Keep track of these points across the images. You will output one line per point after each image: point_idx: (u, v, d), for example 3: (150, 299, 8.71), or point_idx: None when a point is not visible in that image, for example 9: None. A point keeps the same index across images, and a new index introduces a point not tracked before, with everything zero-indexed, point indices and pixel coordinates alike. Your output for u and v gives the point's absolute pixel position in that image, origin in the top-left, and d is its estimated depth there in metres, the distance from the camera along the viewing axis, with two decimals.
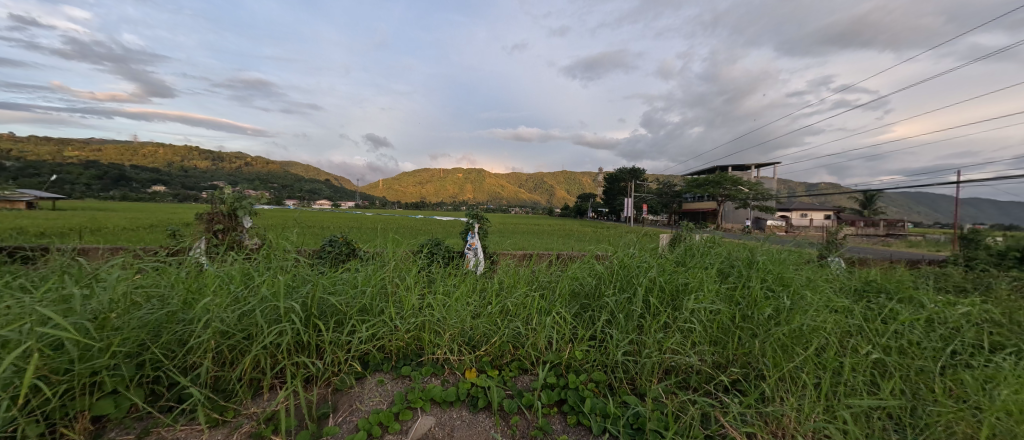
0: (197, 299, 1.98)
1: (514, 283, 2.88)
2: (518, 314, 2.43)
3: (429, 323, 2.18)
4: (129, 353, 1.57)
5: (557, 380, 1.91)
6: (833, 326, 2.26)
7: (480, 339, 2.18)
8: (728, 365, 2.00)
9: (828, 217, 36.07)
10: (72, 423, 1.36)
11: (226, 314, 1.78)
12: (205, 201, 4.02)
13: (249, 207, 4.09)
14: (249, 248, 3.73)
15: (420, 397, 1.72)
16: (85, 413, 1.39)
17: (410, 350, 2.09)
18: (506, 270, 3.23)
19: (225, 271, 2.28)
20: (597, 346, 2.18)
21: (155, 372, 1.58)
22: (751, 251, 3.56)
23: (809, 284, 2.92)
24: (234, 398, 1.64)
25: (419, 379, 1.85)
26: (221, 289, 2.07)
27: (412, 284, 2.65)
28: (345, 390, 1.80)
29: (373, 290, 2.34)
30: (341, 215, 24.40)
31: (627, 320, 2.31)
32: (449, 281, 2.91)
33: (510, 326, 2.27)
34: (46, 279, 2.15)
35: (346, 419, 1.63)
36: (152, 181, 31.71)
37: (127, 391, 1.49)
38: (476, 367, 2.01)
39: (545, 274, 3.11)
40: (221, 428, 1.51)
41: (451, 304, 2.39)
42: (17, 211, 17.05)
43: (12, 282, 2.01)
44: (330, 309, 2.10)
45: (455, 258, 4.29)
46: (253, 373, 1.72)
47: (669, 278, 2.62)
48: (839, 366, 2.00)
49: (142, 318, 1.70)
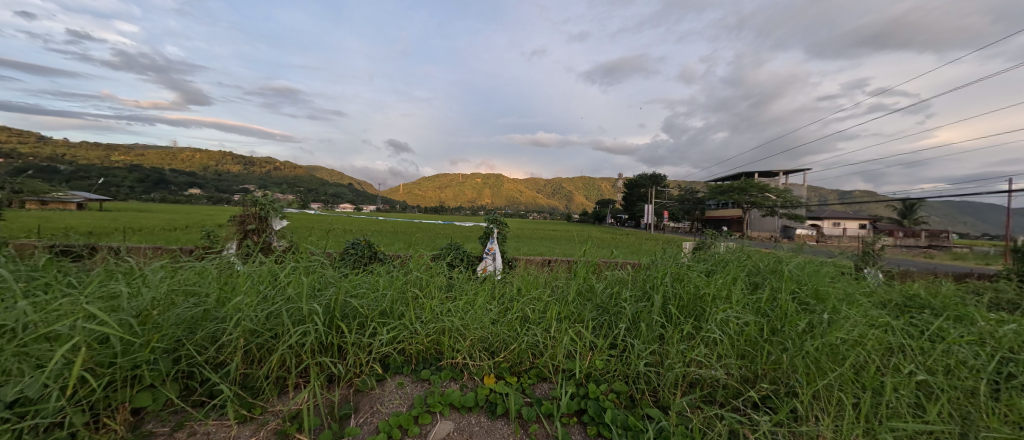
0: (228, 298, 2.06)
1: (534, 291, 2.86)
2: (536, 321, 2.41)
3: (448, 328, 2.20)
4: (169, 348, 1.65)
5: (576, 389, 1.88)
6: (869, 341, 2.14)
7: (499, 345, 2.17)
8: (757, 381, 1.92)
9: (863, 226, 34.32)
10: (114, 414, 1.44)
11: (255, 314, 1.85)
12: (238, 204, 4.21)
13: (279, 209, 4.24)
14: (278, 250, 3.87)
15: (439, 401, 1.74)
16: (126, 404, 1.47)
17: (429, 355, 2.10)
18: (525, 276, 3.22)
19: (254, 273, 2.36)
20: (618, 356, 2.12)
21: (189, 367, 1.66)
22: (781, 261, 3.41)
23: (844, 298, 2.77)
24: (261, 396, 1.69)
25: (438, 383, 1.87)
26: (251, 289, 2.14)
27: (432, 290, 2.68)
28: (366, 391, 1.82)
29: (395, 294, 2.38)
30: (365, 218, 24.97)
31: (649, 330, 2.24)
32: (468, 287, 2.91)
33: (529, 333, 2.25)
34: (95, 277, 2.30)
35: (367, 420, 1.66)
36: (188, 184, 33.37)
37: (163, 386, 1.56)
38: (494, 373, 2.00)
39: (565, 281, 3.08)
40: (249, 424, 1.56)
41: (470, 310, 2.40)
42: (66, 213, 18.13)
43: (63, 280, 2.15)
44: (353, 311, 2.14)
45: (474, 262, 4.33)
46: (279, 371, 1.77)
47: (695, 287, 2.55)
48: (878, 385, 1.87)
49: (178, 315, 1.78)
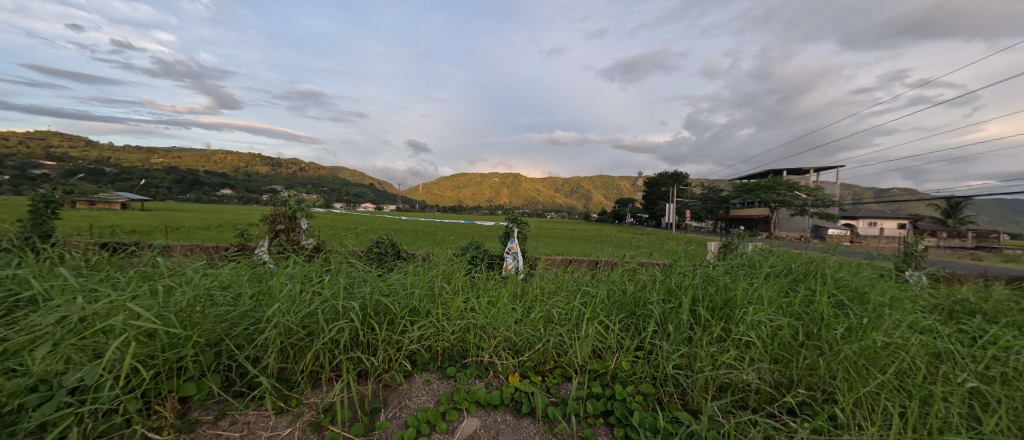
0: (264, 295, 2.15)
1: (556, 292, 2.86)
2: (561, 321, 2.40)
3: (473, 326, 2.22)
4: (213, 341, 1.74)
5: (602, 390, 1.87)
6: (915, 347, 2.02)
7: (523, 344, 2.18)
8: (792, 386, 1.85)
9: (901, 226, 32.45)
10: (163, 402, 1.53)
11: (291, 310, 1.92)
12: (269, 205, 4.37)
13: (307, 209, 4.38)
14: (306, 249, 3.99)
15: (465, 398, 1.76)
16: (174, 393, 1.56)
17: (455, 352, 2.13)
18: (547, 276, 3.22)
19: (287, 272, 2.45)
20: (644, 357, 2.09)
21: (230, 359, 1.74)
22: (815, 262, 3.27)
23: (885, 301, 2.63)
24: (296, 388, 1.76)
25: (464, 380, 1.89)
26: (285, 287, 2.23)
27: (456, 288, 2.71)
28: (394, 387, 1.86)
29: (421, 293, 2.42)
30: (386, 217, 25.45)
31: (677, 332, 2.19)
32: (491, 286, 2.93)
33: (553, 333, 2.24)
34: (142, 273, 2.44)
35: (396, 415, 1.70)
36: (220, 185, 34.95)
37: (207, 376, 1.64)
38: (520, 372, 2.01)
39: (588, 281, 3.06)
40: (285, 415, 1.63)
41: (494, 309, 2.41)
42: (110, 212, 19.31)
43: (115, 277, 2.29)
44: (381, 309, 2.19)
45: (495, 262, 4.35)
46: (312, 365, 1.83)
47: (725, 288, 2.48)
48: (926, 393, 1.77)
49: (219, 310, 1.87)
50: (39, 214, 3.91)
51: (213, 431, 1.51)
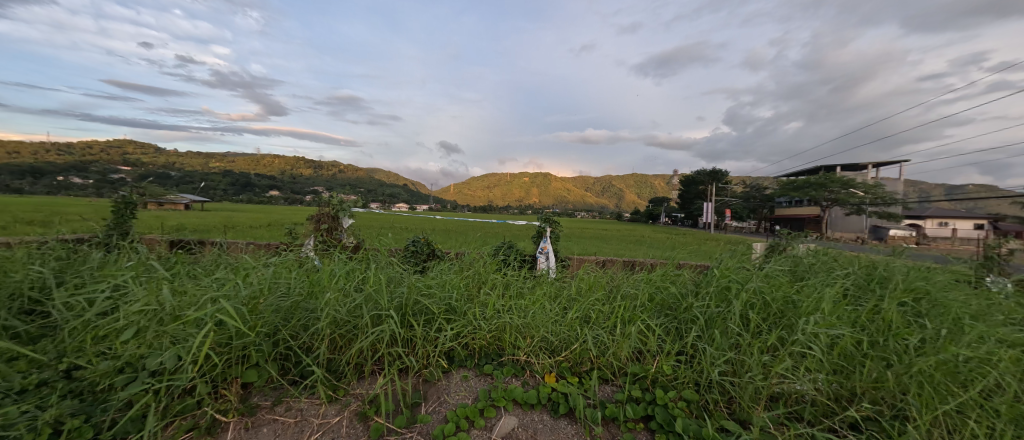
0: (314, 290, 2.28)
1: (592, 293, 2.82)
2: (597, 322, 2.37)
3: (509, 325, 2.24)
4: (270, 331, 1.87)
5: (643, 394, 1.82)
6: (1003, 363, 1.80)
7: (560, 344, 2.17)
8: (854, 400, 1.71)
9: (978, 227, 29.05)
10: (228, 386, 1.67)
11: (339, 306, 2.03)
12: (314, 205, 4.63)
13: (348, 209, 4.59)
14: (347, 247, 4.19)
15: (503, 396, 1.78)
16: (238, 379, 1.69)
17: (491, 350, 2.16)
18: (582, 277, 3.18)
19: (335, 270, 2.59)
20: (687, 362, 2.01)
21: (285, 350, 1.87)
22: (878, 266, 2.99)
23: (964, 310, 2.36)
24: (344, 379, 1.85)
25: (501, 378, 1.91)
26: (333, 284, 2.36)
27: (492, 288, 2.74)
28: (434, 382, 1.91)
29: (458, 292, 2.48)
30: (420, 217, 26.14)
31: (722, 337, 2.09)
32: (525, 286, 2.94)
33: (590, 333, 2.21)
34: (207, 268, 2.66)
35: (436, 409, 1.74)
36: (267, 187, 37.47)
37: (265, 364, 1.77)
38: (556, 372, 2.00)
39: (625, 283, 2.99)
40: (334, 404, 1.72)
41: (530, 308, 2.42)
42: (176, 212, 21.22)
43: (185, 272, 2.52)
44: (421, 306, 2.26)
45: (528, 261, 4.35)
46: (358, 358, 1.92)
47: (774, 293, 2.34)
48: (1018, 415, 1.57)
49: (276, 304, 2.01)
50: (119, 214, 4.36)
51: (272, 415, 1.62)
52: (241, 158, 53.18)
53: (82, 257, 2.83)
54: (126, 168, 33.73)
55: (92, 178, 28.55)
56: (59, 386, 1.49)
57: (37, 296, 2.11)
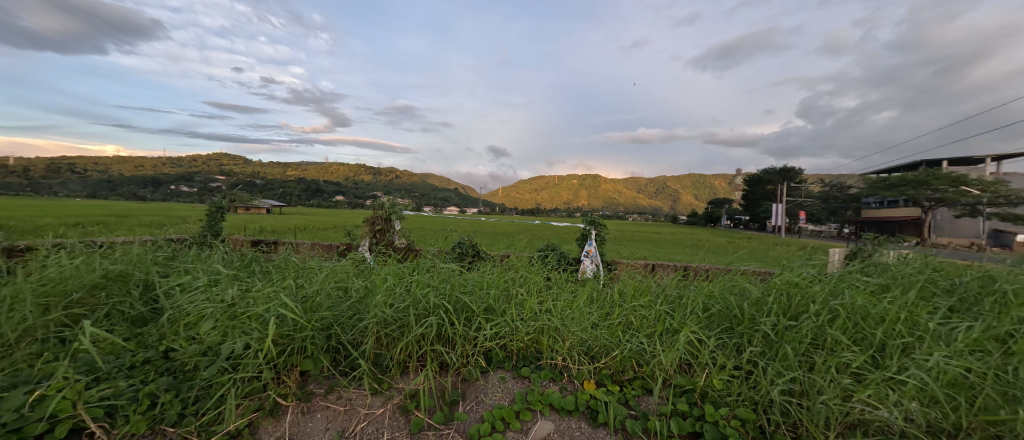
0: (365, 288, 2.44)
1: (638, 299, 2.68)
2: (641, 329, 2.24)
3: (547, 328, 2.21)
4: (325, 326, 2.04)
5: (689, 409, 1.68)
6: None
7: (600, 350, 2.09)
8: (962, 437, 1.42)
9: None
10: (288, 373, 1.85)
11: (386, 304, 2.15)
12: (370, 209, 4.97)
13: (399, 212, 4.85)
14: (398, 248, 4.43)
15: (539, 400, 1.75)
16: (297, 367, 1.87)
17: (530, 353, 2.15)
18: (628, 283, 3.04)
19: (385, 270, 2.76)
20: (742, 378, 1.83)
21: (337, 343, 2.01)
22: (999, 278, 2.47)
23: None
24: (388, 373, 1.95)
25: (538, 382, 1.89)
26: (382, 282, 2.51)
27: (532, 291, 2.74)
28: (472, 381, 1.94)
29: (497, 292, 2.50)
30: (470, 219, 26.87)
31: (786, 352, 1.86)
32: (567, 290, 2.89)
33: (633, 341, 2.10)
34: (277, 266, 2.99)
35: (473, 408, 1.77)
36: (334, 192, 41.10)
37: (320, 355, 1.93)
38: (595, 379, 1.93)
39: (675, 290, 2.80)
40: (378, 396, 1.82)
41: (570, 312, 2.37)
42: (260, 216, 24.12)
43: (260, 269, 2.86)
44: (462, 306, 2.31)
45: (572, 264, 4.27)
46: (402, 354, 2.01)
47: (855, 305, 2.04)
48: None
49: (331, 300, 2.18)
50: (213, 217, 5.06)
51: (325, 403, 1.76)
52: (313, 167, 58.93)
53: (183, 254, 3.34)
54: (223, 178, 39.06)
55: (198, 188, 33.52)
56: (158, 365, 1.78)
57: (149, 287, 2.54)
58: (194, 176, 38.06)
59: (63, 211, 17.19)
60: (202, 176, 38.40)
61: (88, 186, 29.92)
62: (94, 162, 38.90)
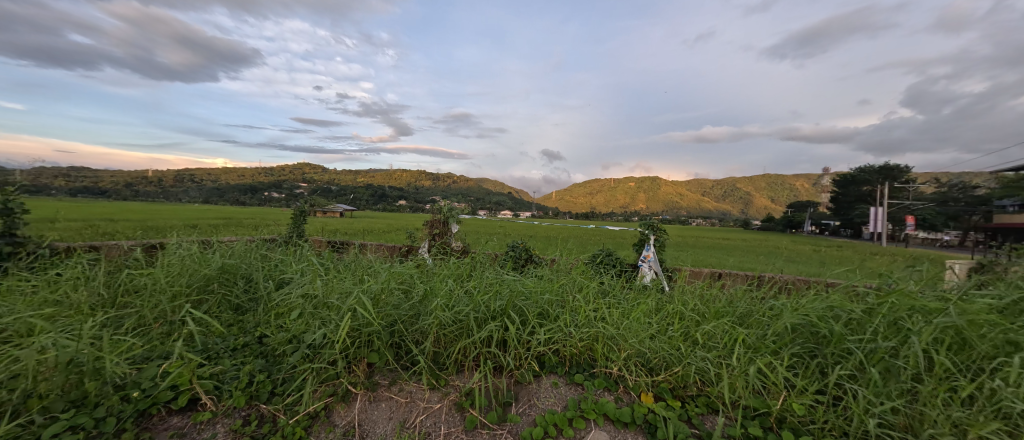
0: (425, 288, 2.58)
1: (705, 311, 2.49)
2: (706, 344, 2.08)
3: (602, 336, 2.15)
4: (389, 322, 2.18)
5: (762, 434, 1.52)
6: None
7: (659, 362, 1.98)
8: None
9: None
10: (357, 364, 2.01)
11: (444, 305, 2.25)
12: (430, 213, 5.24)
13: (456, 215, 5.05)
14: (455, 250, 4.62)
15: (592, 409, 1.71)
16: (364, 359, 2.03)
17: (583, 360, 2.10)
18: (691, 293, 2.83)
19: (443, 272, 2.90)
20: (829, 404, 1.61)
21: (399, 338, 2.15)
22: None
23: None
24: (445, 371, 2.03)
25: (592, 390, 1.85)
26: (441, 283, 2.63)
27: (587, 297, 2.68)
28: (525, 384, 1.95)
29: (551, 297, 2.50)
30: (523, 222, 26.98)
31: (886, 380, 1.60)
32: (623, 298, 2.78)
33: (697, 355, 1.96)
34: (350, 264, 3.29)
35: (525, 411, 1.78)
36: (398, 197, 44.10)
37: (384, 349, 2.07)
38: (653, 392, 1.83)
39: (747, 304, 2.55)
40: (435, 391, 1.90)
41: (627, 321, 2.28)
42: (335, 219, 26.79)
43: (336, 267, 3.18)
44: (516, 311, 2.34)
45: (628, 270, 4.10)
46: (458, 353, 2.09)
47: (986, 330, 1.68)
48: None
49: (394, 298, 2.34)
50: (297, 220, 5.72)
51: (388, 393, 1.89)
52: (379, 174, 63.79)
53: (274, 252, 3.82)
54: (305, 186, 43.92)
55: (285, 194, 38.08)
56: (254, 348, 2.05)
57: (248, 280, 2.95)
58: (282, 184, 43.30)
59: (187, 215, 20.61)
60: (289, 184, 43.57)
61: (204, 193, 35.55)
62: (209, 173, 46.22)
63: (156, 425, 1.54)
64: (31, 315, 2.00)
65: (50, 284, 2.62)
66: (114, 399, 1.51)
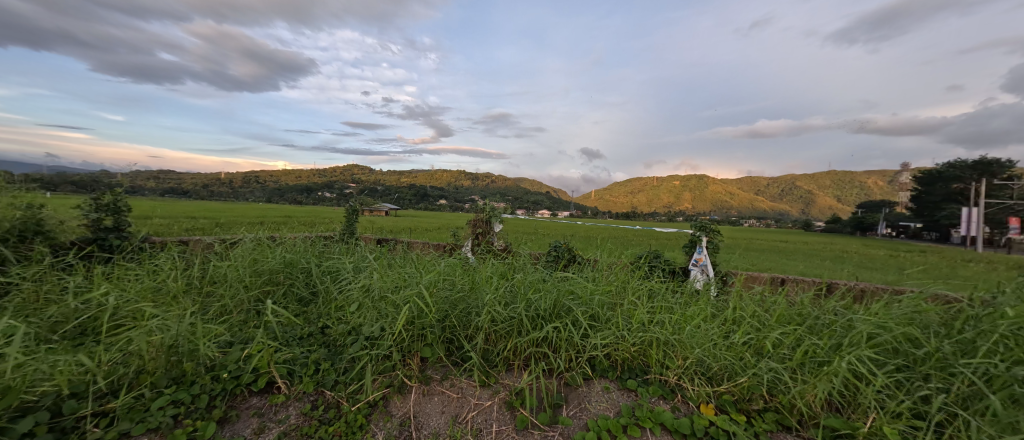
0: (474, 286, 2.63)
1: (771, 319, 2.31)
2: (772, 355, 1.93)
3: (657, 342, 2.07)
4: (441, 318, 2.24)
5: None
6: None
7: (719, 372, 1.87)
8: None
9: None
10: (411, 357, 2.08)
11: (493, 304, 2.27)
12: (473, 212, 5.33)
13: (498, 214, 5.09)
14: (497, 249, 4.67)
15: (648, 417, 1.64)
16: (418, 353, 2.10)
17: (636, 365, 2.03)
18: (753, 299, 2.64)
19: (490, 270, 2.94)
20: (925, 432, 1.43)
21: (451, 334, 2.21)
22: None
23: None
24: (495, 369, 2.05)
25: (646, 398, 1.78)
26: (488, 282, 2.66)
27: (637, 300, 2.59)
28: (575, 387, 1.92)
29: (600, 300, 2.44)
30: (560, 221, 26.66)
31: (1001, 408, 1.39)
32: (676, 302, 2.65)
33: (763, 367, 1.82)
34: (400, 260, 3.44)
35: (577, 414, 1.76)
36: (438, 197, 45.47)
37: (436, 344, 2.13)
38: (715, 404, 1.72)
39: (818, 314, 2.33)
40: (486, 389, 1.92)
41: (683, 327, 2.17)
42: (381, 217, 28.22)
43: (388, 263, 3.34)
44: (565, 312, 2.31)
45: (678, 273, 3.91)
46: (508, 352, 2.11)
47: None
48: None
49: (446, 295, 2.41)
50: (350, 218, 6.08)
51: (440, 388, 1.94)
52: (420, 174, 66.08)
53: (332, 248, 4.09)
54: (353, 186, 46.57)
55: (336, 194, 40.64)
56: (318, 338, 2.20)
57: (310, 274, 3.18)
58: (333, 184, 46.26)
59: (252, 213, 22.63)
60: (338, 184, 46.47)
61: (266, 193, 38.88)
62: (270, 175, 50.47)
63: (240, 404, 1.70)
64: (138, 301, 2.30)
65: (150, 273, 2.98)
66: (206, 379, 1.69)
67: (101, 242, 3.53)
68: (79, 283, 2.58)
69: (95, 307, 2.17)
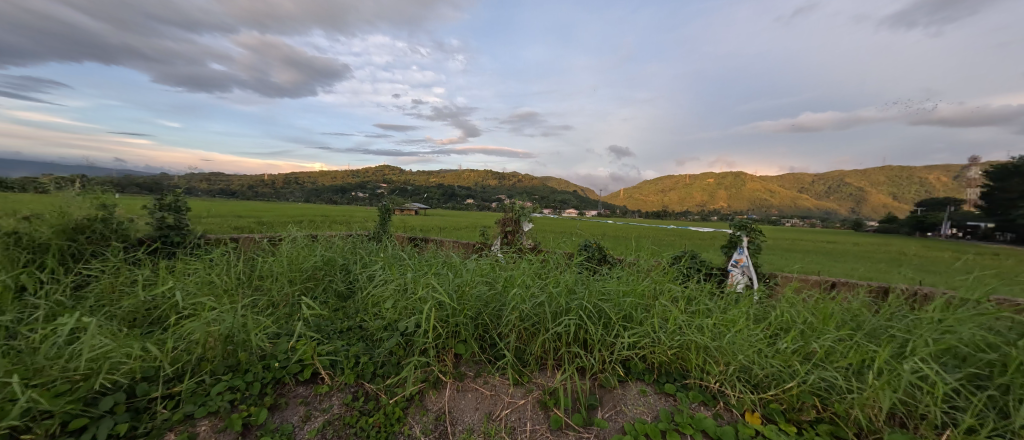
0: (506, 284, 2.63)
1: (822, 325, 2.15)
2: (825, 363, 1.81)
3: (696, 345, 1.98)
4: (474, 316, 2.26)
5: None
6: None
7: (765, 379, 1.77)
8: None
9: None
10: (445, 353, 2.12)
11: (525, 302, 2.27)
12: (502, 211, 5.35)
13: (527, 213, 5.08)
14: (527, 248, 4.66)
15: (689, 423, 1.58)
16: (452, 349, 2.13)
17: (674, 369, 1.96)
18: (802, 304, 2.48)
19: (521, 269, 2.93)
20: None
21: (483, 332, 2.22)
22: None
23: None
24: (528, 368, 2.05)
25: (686, 403, 1.71)
26: (520, 281, 2.66)
27: (675, 302, 2.50)
28: (610, 389, 1.88)
29: (635, 300, 2.38)
30: (588, 219, 26.25)
31: None
32: (716, 305, 2.54)
33: (814, 375, 1.71)
34: (432, 258, 3.51)
35: (612, 417, 1.72)
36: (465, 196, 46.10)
37: (470, 341, 2.15)
38: (762, 413, 1.63)
39: (877, 321, 2.15)
40: (520, 387, 1.92)
41: (725, 331, 2.07)
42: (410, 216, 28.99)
43: (421, 261, 3.41)
44: (599, 312, 2.27)
45: (716, 275, 3.74)
46: (540, 351, 2.10)
47: None
48: None
49: (478, 293, 2.43)
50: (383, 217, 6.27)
51: (474, 384, 1.95)
52: (447, 174, 67.23)
53: (368, 246, 4.23)
54: (384, 186, 48.12)
55: (368, 194, 42.16)
56: (357, 332, 2.29)
57: (348, 270, 3.31)
58: (365, 185, 48.02)
59: (293, 212, 23.92)
60: (370, 184, 48.18)
61: (304, 193, 40.96)
62: (308, 177, 53.12)
63: (287, 392, 1.80)
64: (198, 294, 2.50)
65: (207, 267, 3.22)
66: (258, 367, 1.81)
67: (165, 239, 3.85)
68: (148, 276, 2.83)
69: (162, 299, 2.37)
